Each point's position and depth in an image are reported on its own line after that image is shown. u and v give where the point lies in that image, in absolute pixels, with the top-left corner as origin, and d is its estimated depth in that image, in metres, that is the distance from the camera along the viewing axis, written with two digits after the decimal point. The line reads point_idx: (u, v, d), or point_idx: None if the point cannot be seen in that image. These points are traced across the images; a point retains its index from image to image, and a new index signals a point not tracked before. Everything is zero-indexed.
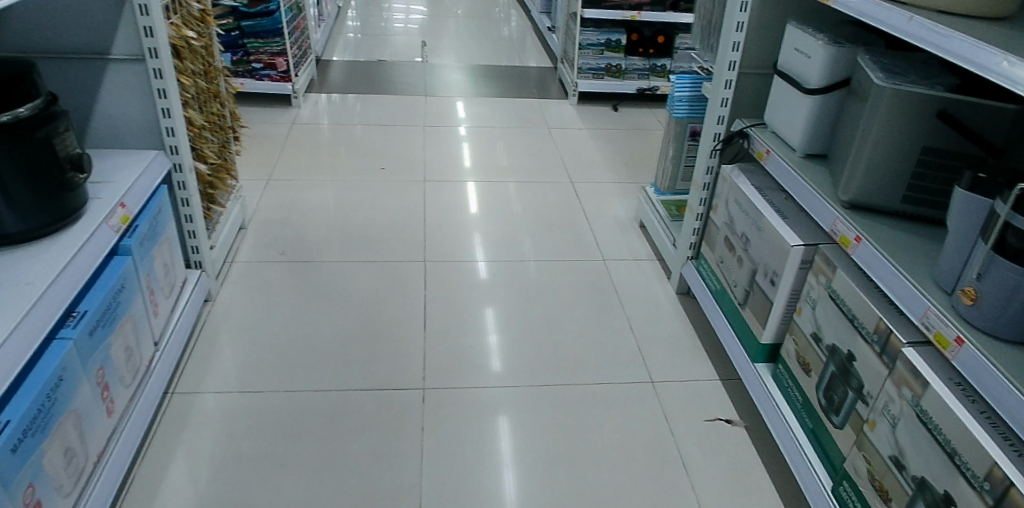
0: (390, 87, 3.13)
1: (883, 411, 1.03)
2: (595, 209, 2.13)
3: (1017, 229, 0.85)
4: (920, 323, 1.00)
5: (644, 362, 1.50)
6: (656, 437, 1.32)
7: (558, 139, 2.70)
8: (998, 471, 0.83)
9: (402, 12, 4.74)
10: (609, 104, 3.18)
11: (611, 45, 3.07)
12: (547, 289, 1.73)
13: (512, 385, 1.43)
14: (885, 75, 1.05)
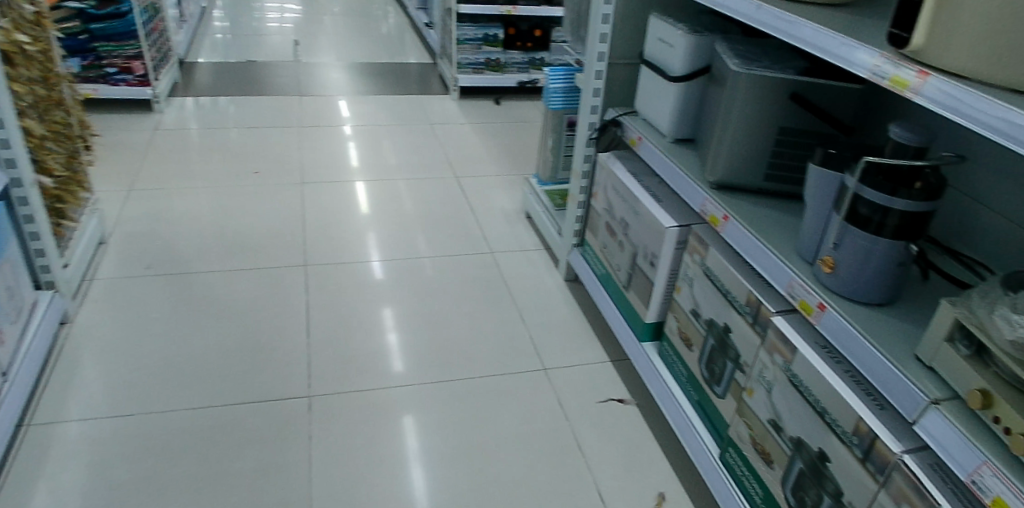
0: (264, 89, 3.03)
1: (759, 379, 1.11)
2: (479, 202, 2.15)
3: (869, 200, 0.95)
4: (786, 294, 1.07)
5: (537, 350, 1.53)
6: (551, 423, 1.34)
7: (441, 134, 2.70)
8: (864, 425, 0.93)
9: (275, 11, 4.59)
10: (492, 98, 3.21)
11: (490, 39, 3.11)
12: (435, 287, 1.72)
13: (402, 384, 1.41)
14: (740, 61, 1.12)
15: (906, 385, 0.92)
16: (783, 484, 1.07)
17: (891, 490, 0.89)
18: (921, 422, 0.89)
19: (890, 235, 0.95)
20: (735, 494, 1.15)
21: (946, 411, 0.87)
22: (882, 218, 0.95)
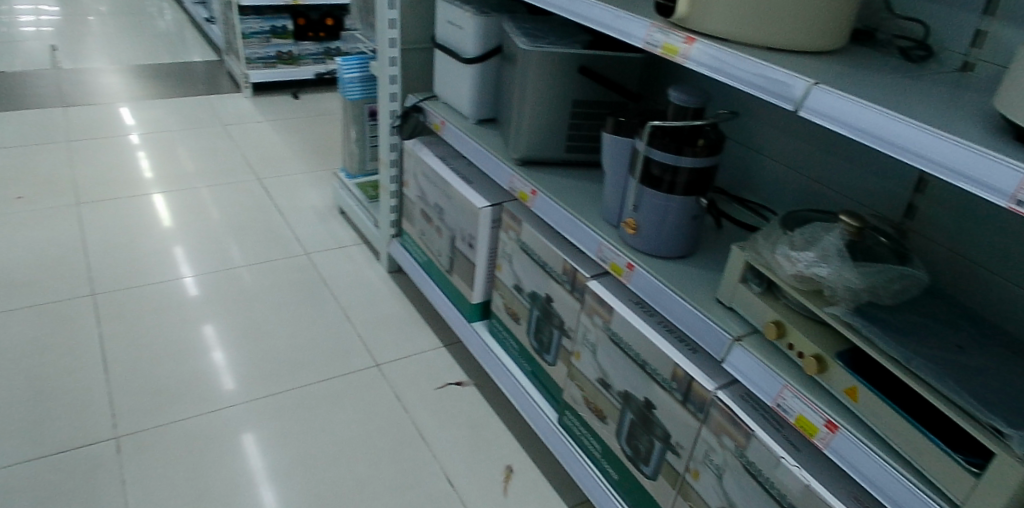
0: (21, 101, 2.70)
1: (583, 342, 1.16)
2: (287, 205, 2.11)
3: (658, 160, 1.03)
4: (597, 258, 1.13)
5: (367, 348, 1.54)
6: (390, 419, 1.36)
7: (238, 135, 2.57)
8: (680, 371, 1.03)
9: (26, 11, 4.08)
10: (289, 92, 3.13)
11: (278, 31, 2.99)
12: (257, 297, 1.69)
13: (225, 407, 1.37)
14: (528, 39, 1.16)
15: (711, 327, 1.01)
16: (618, 436, 1.15)
17: (711, 424, 1.00)
18: (728, 360, 0.99)
19: (681, 192, 1.03)
20: (577, 454, 1.22)
21: (748, 345, 0.98)
22: (672, 177, 1.03)
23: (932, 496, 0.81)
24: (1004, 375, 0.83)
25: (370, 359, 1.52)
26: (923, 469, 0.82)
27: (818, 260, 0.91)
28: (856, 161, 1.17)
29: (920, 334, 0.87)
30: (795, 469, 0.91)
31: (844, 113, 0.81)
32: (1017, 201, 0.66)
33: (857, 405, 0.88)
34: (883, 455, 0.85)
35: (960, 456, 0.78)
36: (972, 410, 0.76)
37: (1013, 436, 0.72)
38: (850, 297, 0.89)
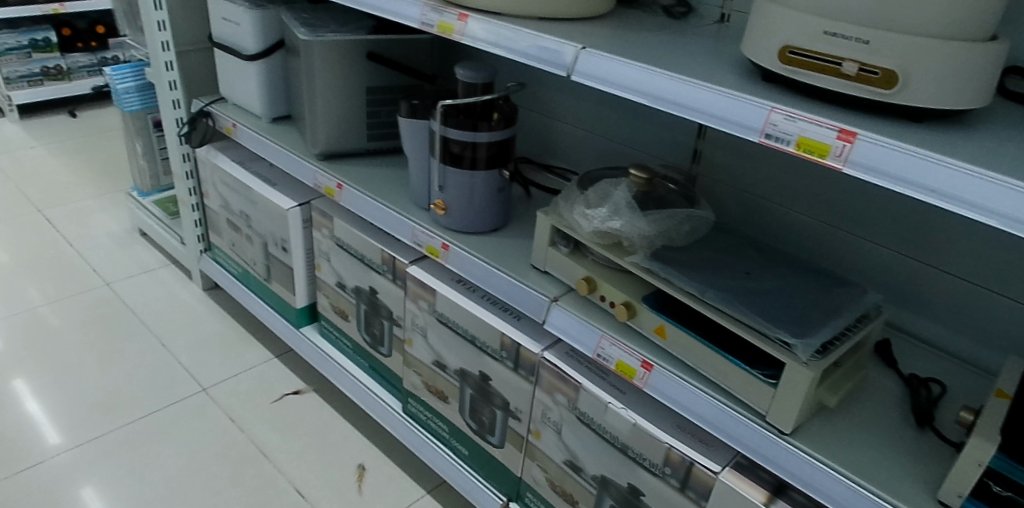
0: None
1: (413, 328, 1.16)
2: (77, 235, 1.91)
3: (456, 139, 1.05)
4: (412, 243, 1.12)
5: (191, 374, 1.45)
6: (228, 442, 1.30)
7: (7, 164, 2.29)
8: (508, 340, 1.05)
9: None
10: (65, 111, 2.83)
11: (39, 45, 2.69)
12: (64, 338, 1.52)
13: (31, 465, 1.23)
14: (308, 30, 1.15)
15: (530, 294, 1.04)
16: (462, 414, 1.16)
17: (543, 385, 1.04)
18: (549, 320, 1.02)
19: (484, 165, 1.07)
20: (427, 440, 1.23)
21: (565, 304, 1.02)
22: (473, 152, 1.06)
23: (739, 410, 0.91)
24: (783, 291, 0.93)
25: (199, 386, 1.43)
26: (730, 387, 0.92)
27: (611, 214, 0.95)
28: (639, 116, 1.25)
29: (711, 266, 0.95)
30: (623, 411, 0.98)
31: (614, 73, 0.87)
32: (765, 135, 0.79)
33: (667, 342, 0.95)
34: (695, 382, 0.94)
35: (758, 371, 0.88)
36: (762, 327, 0.86)
37: (797, 345, 0.83)
38: (646, 244, 0.95)
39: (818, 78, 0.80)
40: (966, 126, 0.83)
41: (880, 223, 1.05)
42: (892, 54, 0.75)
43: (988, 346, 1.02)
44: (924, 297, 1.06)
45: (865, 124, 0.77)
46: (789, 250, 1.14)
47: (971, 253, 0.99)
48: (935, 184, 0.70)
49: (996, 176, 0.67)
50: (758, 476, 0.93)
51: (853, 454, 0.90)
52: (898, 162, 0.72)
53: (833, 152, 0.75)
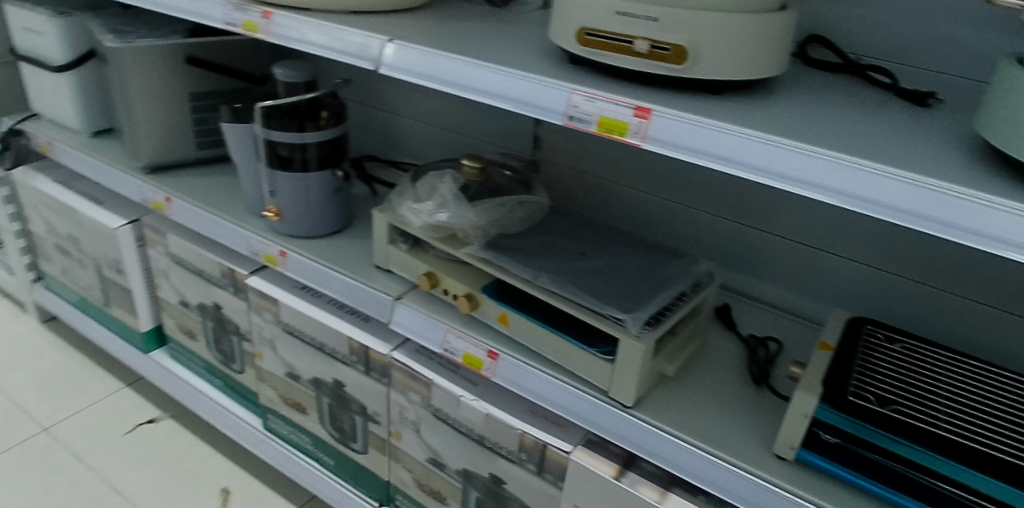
0: None
1: (263, 341, 1.16)
2: None
3: (283, 142, 1.01)
4: (250, 253, 1.10)
5: (30, 415, 1.40)
6: (74, 480, 1.27)
7: None
8: (355, 343, 1.04)
9: None
10: None
11: None
12: None
13: None
14: (116, 37, 1.15)
15: (372, 295, 1.01)
16: (322, 423, 1.16)
17: (396, 385, 1.03)
18: (394, 320, 1.00)
19: (317, 166, 1.04)
20: (291, 453, 1.22)
21: (408, 302, 1.00)
22: (302, 154, 1.02)
23: (584, 390, 0.92)
24: (618, 268, 0.95)
25: (40, 426, 1.39)
26: (572, 368, 0.92)
27: (438, 207, 0.94)
28: (470, 108, 1.29)
29: (547, 250, 0.96)
30: (474, 402, 0.98)
31: (421, 65, 0.89)
32: (568, 117, 0.81)
33: (510, 329, 0.95)
34: (540, 366, 0.94)
35: (595, 349, 0.89)
36: (594, 305, 0.87)
37: (627, 319, 0.85)
38: (479, 234, 0.95)
39: (615, 58, 0.82)
40: (766, 95, 0.87)
41: (708, 194, 1.11)
42: (679, 30, 0.78)
43: (815, 299, 1.10)
44: (755, 260, 1.12)
45: (663, 100, 0.80)
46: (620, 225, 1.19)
47: (791, 214, 1.06)
48: (724, 152, 0.75)
49: (776, 140, 0.73)
50: (608, 451, 0.95)
51: (694, 418, 0.93)
52: (691, 135, 0.77)
53: (632, 130, 0.79)
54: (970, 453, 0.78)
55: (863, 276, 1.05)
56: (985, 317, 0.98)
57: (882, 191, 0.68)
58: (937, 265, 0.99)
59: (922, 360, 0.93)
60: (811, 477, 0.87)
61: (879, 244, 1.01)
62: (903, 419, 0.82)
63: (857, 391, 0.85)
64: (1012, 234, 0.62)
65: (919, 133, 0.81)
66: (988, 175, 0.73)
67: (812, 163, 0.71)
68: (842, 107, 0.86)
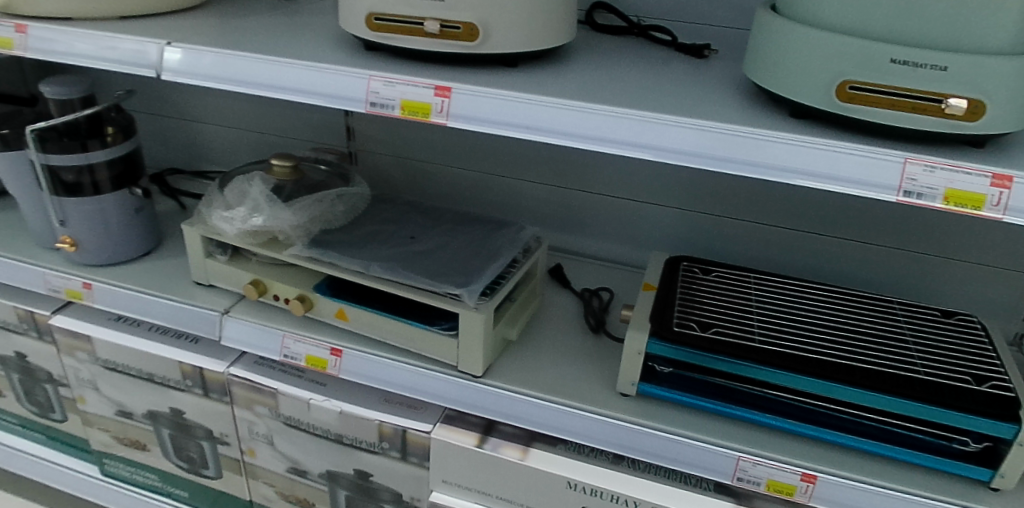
0: None
1: (80, 384, 1.08)
2: None
3: (65, 165, 0.92)
4: (49, 291, 1.01)
5: None
6: None
7: None
8: (187, 366, 0.99)
9: None
10: None
11: None
12: None
13: None
14: None
15: (196, 312, 0.96)
16: (167, 456, 1.10)
17: (240, 401, 0.99)
18: (225, 336, 0.96)
19: (111, 187, 0.96)
20: (137, 494, 1.15)
21: (238, 314, 0.96)
22: (92, 176, 0.94)
23: (433, 368, 0.93)
24: (448, 246, 0.96)
25: None
26: (418, 350, 0.93)
27: (251, 212, 0.91)
28: (275, 107, 1.25)
29: (375, 239, 0.95)
30: (326, 402, 0.96)
31: (210, 67, 0.84)
32: (371, 104, 0.81)
33: (350, 323, 0.93)
34: (385, 354, 0.94)
35: (438, 326, 0.90)
36: (429, 285, 0.88)
37: (463, 294, 0.87)
38: (301, 233, 0.92)
39: (409, 41, 0.82)
40: (558, 60, 0.91)
41: (523, 162, 1.16)
42: (467, 8, 0.79)
43: (635, 246, 1.18)
44: (577, 218, 1.19)
45: (460, 76, 0.82)
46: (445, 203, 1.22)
47: (603, 171, 1.13)
48: (527, 120, 0.79)
49: (573, 104, 0.78)
50: (465, 422, 0.97)
51: (541, 374, 0.97)
52: (494, 108, 0.79)
53: (435, 109, 0.79)
54: (780, 357, 0.90)
55: (673, 217, 1.14)
56: (774, 237, 1.11)
57: (678, 139, 0.77)
58: (731, 198, 1.10)
59: (731, 282, 1.04)
60: (653, 406, 0.94)
61: (682, 187, 1.11)
62: (724, 339, 0.91)
63: (682, 321, 0.94)
64: (778, 158, 0.76)
65: (696, 79, 0.89)
66: (754, 112, 0.82)
67: (610, 121, 0.78)
68: (627, 64, 0.92)
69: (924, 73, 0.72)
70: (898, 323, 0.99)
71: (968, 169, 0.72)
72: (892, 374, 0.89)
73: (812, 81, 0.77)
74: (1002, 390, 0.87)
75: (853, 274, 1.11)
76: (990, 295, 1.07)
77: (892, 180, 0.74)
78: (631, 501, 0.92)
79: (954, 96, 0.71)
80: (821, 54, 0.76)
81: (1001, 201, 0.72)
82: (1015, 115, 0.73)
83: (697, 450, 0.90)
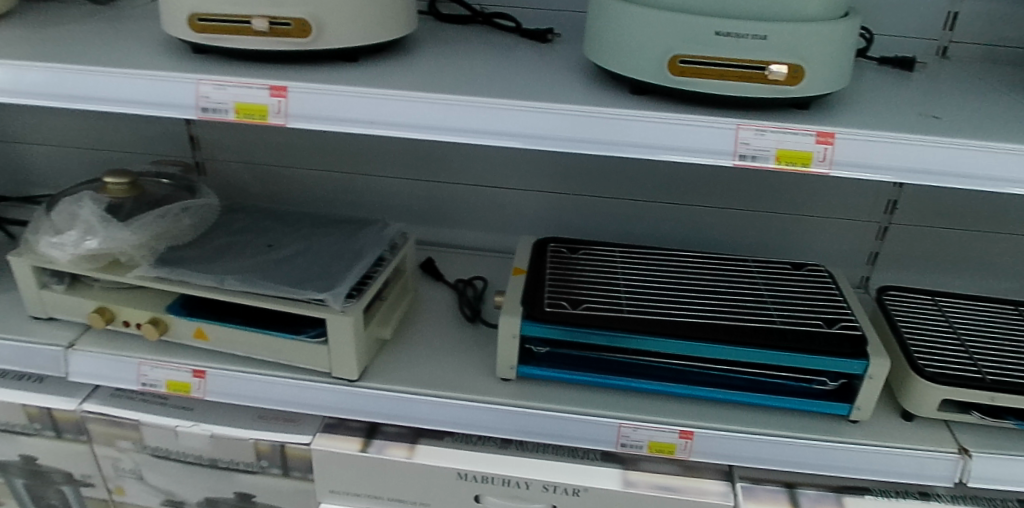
0: None
1: None
2: None
3: None
4: None
5: None
6: None
7: None
8: (33, 409, 0.93)
9: None
10: None
11: None
12: None
13: None
14: None
15: (34, 349, 0.89)
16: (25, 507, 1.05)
17: (99, 438, 0.94)
18: (72, 371, 0.89)
19: None
20: None
21: (85, 347, 0.89)
22: None
23: (305, 378, 0.90)
24: (309, 251, 0.93)
25: None
26: (288, 361, 0.89)
27: (84, 235, 0.84)
28: (111, 121, 1.18)
29: (228, 252, 0.91)
30: (194, 428, 0.92)
31: (18, 82, 0.77)
32: (202, 110, 0.76)
33: (212, 342, 0.89)
34: (253, 369, 0.90)
35: (306, 334, 0.87)
36: (289, 292, 0.84)
37: (327, 297, 0.84)
38: (146, 252, 0.87)
39: (237, 41, 0.77)
40: (399, 53, 0.89)
41: (383, 159, 1.16)
42: (296, 4, 0.76)
43: (506, 232, 1.20)
44: (445, 210, 1.20)
45: (296, 75, 0.78)
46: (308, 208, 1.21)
47: (468, 161, 1.15)
48: (369, 115, 0.77)
49: (415, 95, 0.77)
50: (347, 428, 0.95)
51: (420, 370, 0.96)
52: (334, 104, 0.76)
53: (272, 110, 0.76)
54: (649, 324, 0.92)
55: (537, 201, 1.17)
56: (630, 211, 1.16)
57: (522, 122, 0.77)
58: (593, 176, 1.14)
59: (597, 258, 1.07)
60: (534, 387, 0.96)
61: (540, 171, 1.15)
62: (594, 313, 0.93)
63: (553, 300, 0.95)
64: (623, 135, 0.78)
65: (539, 62, 0.90)
66: (596, 91, 0.83)
67: (455, 111, 0.77)
68: (470, 51, 0.92)
69: (745, 42, 0.75)
70: (755, 280, 1.05)
71: (795, 129, 0.76)
72: (754, 327, 0.94)
73: (645, 56, 0.78)
74: (850, 331, 0.95)
75: (711, 237, 1.18)
76: (834, 246, 1.18)
77: (728, 145, 0.77)
78: (523, 481, 0.93)
79: (774, 63, 0.75)
80: (652, 29, 0.77)
81: (826, 157, 0.77)
82: (827, 78, 0.78)
83: (581, 423, 0.92)
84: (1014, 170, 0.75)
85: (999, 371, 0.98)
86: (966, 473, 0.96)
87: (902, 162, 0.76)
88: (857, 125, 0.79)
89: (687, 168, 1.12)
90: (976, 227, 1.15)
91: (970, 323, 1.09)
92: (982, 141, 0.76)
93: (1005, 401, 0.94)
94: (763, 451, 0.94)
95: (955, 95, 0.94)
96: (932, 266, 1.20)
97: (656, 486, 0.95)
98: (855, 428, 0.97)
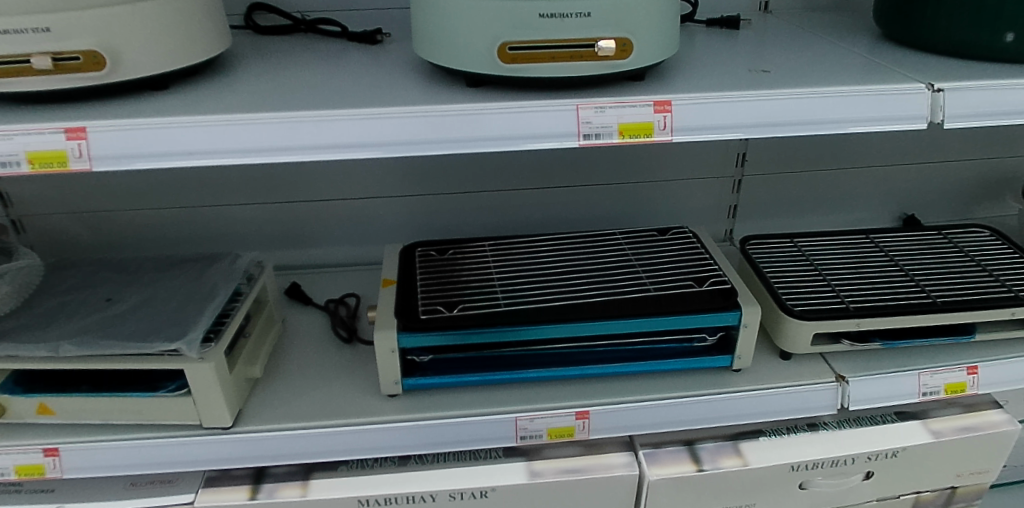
0: None
1: None
2: None
3: None
4: None
5: None
6: None
7: None
8: None
9: None
10: None
11: None
12: None
13: None
14: None
15: None
16: None
17: None
18: None
19: None
20: None
21: None
22: None
23: (174, 435, 0.85)
24: (152, 297, 0.91)
25: None
26: (152, 421, 0.84)
27: None
28: None
29: (61, 316, 0.86)
30: None
31: None
32: None
33: (59, 416, 0.84)
34: (112, 435, 0.85)
35: (164, 389, 0.82)
36: (136, 349, 0.79)
37: (180, 347, 0.78)
38: None
39: (17, 83, 0.69)
40: (216, 75, 0.83)
41: (233, 187, 1.14)
42: (81, 34, 0.68)
43: (369, 243, 1.23)
44: (301, 233, 1.20)
45: (95, 113, 0.71)
46: (160, 249, 1.17)
47: (321, 178, 1.15)
48: (187, 146, 0.70)
49: (234, 118, 0.71)
50: (231, 477, 0.90)
51: (299, 402, 0.91)
52: (144, 139, 0.69)
53: (73, 155, 0.69)
54: (526, 313, 0.91)
55: (397, 206, 1.20)
56: (487, 203, 1.22)
57: (351, 131, 0.72)
58: (450, 174, 1.18)
59: (469, 257, 1.06)
60: (423, 398, 0.93)
61: (395, 177, 1.17)
62: (471, 312, 0.91)
63: (428, 307, 0.92)
64: (464, 131, 0.75)
65: (370, 66, 0.87)
66: (429, 88, 0.81)
67: (283, 128, 0.71)
68: (296, 62, 0.87)
69: (571, 22, 0.74)
70: (625, 252, 1.07)
71: (631, 102, 0.76)
72: (629, 298, 0.95)
73: (473, 48, 0.76)
74: (719, 285, 0.97)
75: (581, 215, 1.26)
76: (696, 204, 1.29)
77: (570, 127, 0.76)
78: (427, 495, 0.91)
79: (603, 39, 0.75)
80: (476, 20, 0.75)
81: (667, 124, 0.77)
82: (655, 47, 0.79)
83: (475, 425, 0.91)
84: (838, 110, 0.80)
85: (858, 298, 1.04)
86: (845, 399, 1.02)
87: (741, 120, 0.78)
88: (691, 89, 0.79)
89: (532, 153, 1.18)
90: (800, 169, 1.29)
91: (828, 259, 1.15)
92: (801, 88, 0.79)
93: (869, 324, 1.00)
94: (656, 417, 0.96)
95: (777, 45, 0.99)
96: (765, 211, 1.33)
97: (562, 470, 0.94)
98: (739, 377, 1.00)
